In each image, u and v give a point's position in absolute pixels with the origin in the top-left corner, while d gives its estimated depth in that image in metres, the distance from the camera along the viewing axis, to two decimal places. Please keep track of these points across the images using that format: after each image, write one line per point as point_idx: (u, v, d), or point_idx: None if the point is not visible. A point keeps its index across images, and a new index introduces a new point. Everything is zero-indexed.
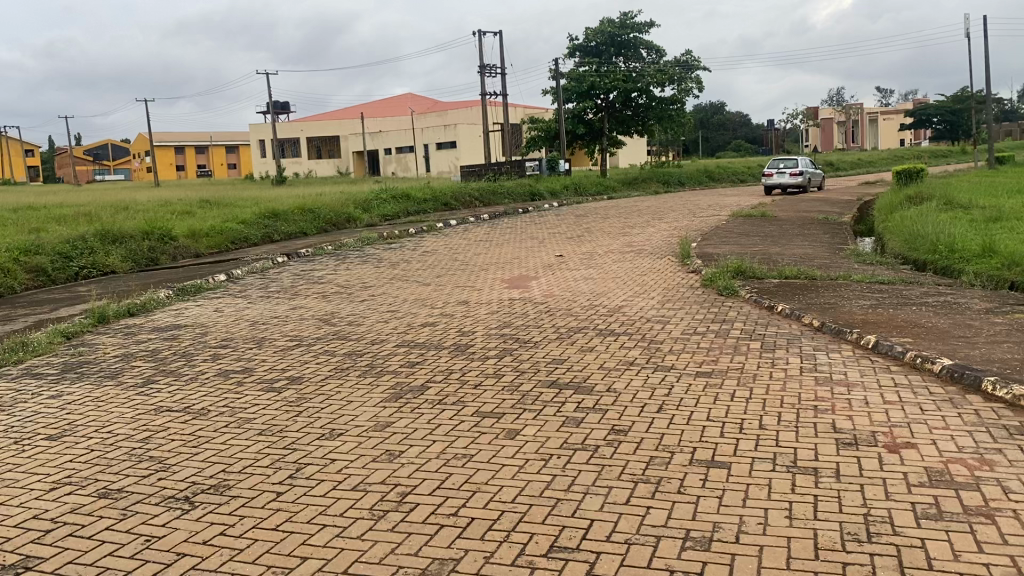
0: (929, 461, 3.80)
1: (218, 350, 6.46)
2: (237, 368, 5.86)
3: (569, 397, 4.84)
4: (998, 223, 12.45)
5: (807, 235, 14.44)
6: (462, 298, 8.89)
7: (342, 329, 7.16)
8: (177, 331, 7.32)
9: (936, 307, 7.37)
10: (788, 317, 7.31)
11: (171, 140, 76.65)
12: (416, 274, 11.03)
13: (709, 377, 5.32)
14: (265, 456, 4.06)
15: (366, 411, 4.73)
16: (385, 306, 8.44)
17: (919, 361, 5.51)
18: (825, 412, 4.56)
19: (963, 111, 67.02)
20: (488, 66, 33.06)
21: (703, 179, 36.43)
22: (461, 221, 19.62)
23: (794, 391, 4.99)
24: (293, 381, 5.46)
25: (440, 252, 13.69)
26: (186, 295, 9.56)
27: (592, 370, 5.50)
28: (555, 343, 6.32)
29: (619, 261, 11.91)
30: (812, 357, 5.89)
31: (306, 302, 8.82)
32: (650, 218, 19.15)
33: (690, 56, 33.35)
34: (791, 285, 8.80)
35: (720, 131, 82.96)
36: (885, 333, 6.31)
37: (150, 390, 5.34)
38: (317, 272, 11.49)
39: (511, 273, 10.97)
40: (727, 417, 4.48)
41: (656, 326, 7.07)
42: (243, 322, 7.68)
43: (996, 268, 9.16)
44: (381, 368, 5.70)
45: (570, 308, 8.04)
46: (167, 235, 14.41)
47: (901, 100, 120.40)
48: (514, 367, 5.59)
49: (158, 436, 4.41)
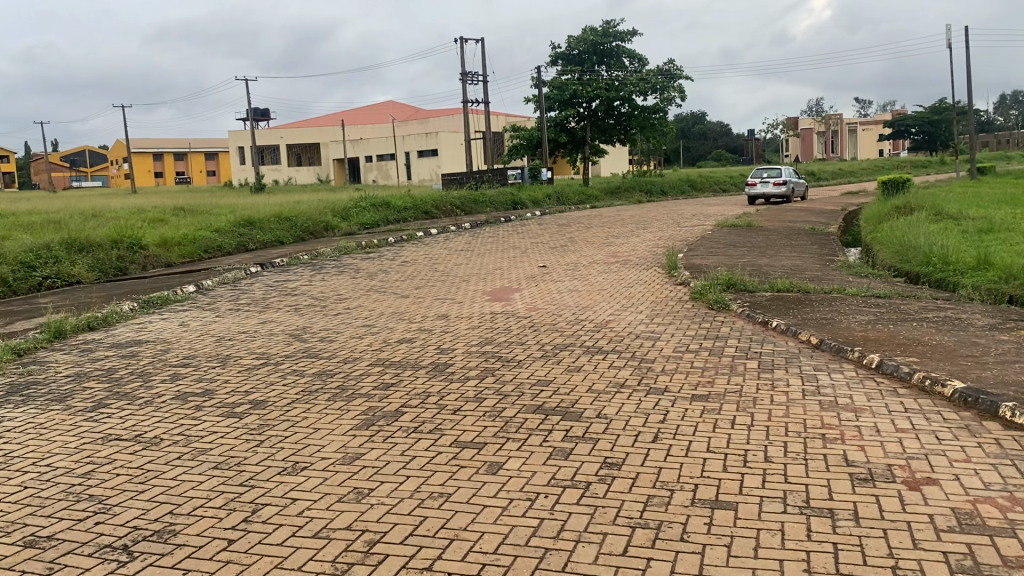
0: (954, 502, 3.44)
1: (179, 369, 6.03)
2: (196, 391, 5.41)
3: (556, 425, 4.45)
4: (990, 234, 12.20)
5: (795, 245, 14.14)
6: (441, 312, 8.49)
7: (313, 346, 6.74)
8: (137, 348, 6.87)
9: (938, 323, 7.04)
10: (785, 334, 6.96)
11: (149, 146, 75.88)
12: (393, 286, 10.62)
13: (705, 401, 4.94)
14: (218, 495, 3.64)
15: (336, 440, 4.33)
16: (361, 320, 8.02)
17: (928, 385, 5.15)
18: (835, 443, 4.20)
19: (942, 121, 67.76)
20: (470, 73, 32.68)
21: (686, 188, 36.14)
22: (441, 229, 19.27)
23: (800, 418, 4.62)
24: (256, 405, 5.03)
25: (420, 262, 13.28)
26: (151, 308, 9.10)
27: (580, 392, 5.11)
28: (540, 362, 5.94)
29: (604, 272, 11.56)
30: (814, 378, 5.52)
31: (277, 316, 8.38)
32: (635, 228, 18.83)
33: (672, 65, 33.16)
34: (784, 299, 8.47)
35: (701, 140, 83.18)
36: (888, 352, 5.98)
37: (100, 416, 4.89)
38: (290, 283, 11.05)
39: (493, 285, 10.59)
40: (729, 447, 4.11)
41: (646, 342, 6.70)
42: (208, 338, 7.24)
43: (994, 281, 8.88)
44: (354, 390, 5.29)
45: (555, 322, 7.67)
46: (137, 243, 13.94)
47: (877, 111, 121.66)
48: (496, 389, 5.19)
49: (102, 471, 3.98)
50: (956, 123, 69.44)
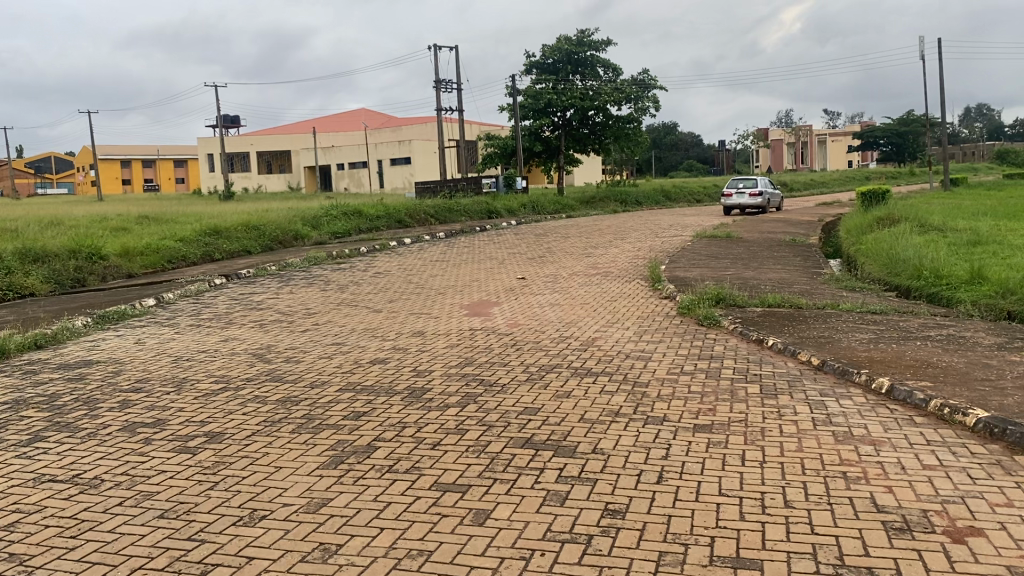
0: (1007, 558, 3.01)
1: (129, 395, 5.49)
2: (145, 421, 4.88)
3: (547, 462, 3.99)
4: (978, 247, 11.92)
5: (778, 257, 13.78)
6: (416, 328, 7.98)
7: (277, 368, 6.22)
8: (86, 370, 6.32)
9: (943, 343, 6.66)
10: (783, 354, 6.55)
11: (116, 154, 74.74)
12: (365, 299, 10.13)
13: (708, 432, 4.50)
14: (160, 554, 3.13)
15: (300, 483, 3.85)
16: (330, 338, 7.50)
17: (948, 413, 4.75)
18: (859, 483, 3.77)
19: (910, 133, 68.70)
20: (443, 81, 32.21)
21: (660, 199, 35.85)
22: (415, 239, 18.77)
23: (815, 452, 4.19)
24: (211, 439, 4.52)
25: (393, 274, 12.77)
26: (106, 323, 8.54)
27: (572, 423, 4.66)
28: (525, 387, 5.47)
29: (585, 284, 11.14)
30: (822, 406, 5.09)
31: (239, 333, 7.84)
32: (613, 238, 18.44)
33: (647, 75, 32.89)
34: (776, 315, 8.08)
35: (672, 150, 83.38)
36: (898, 376, 5.57)
37: (34, 452, 4.35)
38: (256, 296, 10.51)
39: (470, 298, 10.11)
40: (743, 489, 3.69)
41: (636, 363, 6.26)
42: (164, 358, 6.71)
43: (992, 296, 8.53)
44: (321, 421, 4.79)
45: (538, 340, 7.21)
46: (96, 253, 13.34)
47: (846, 122, 123.01)
48: (479, 419, 4.72)
49: (27, 522, 3.46)
50: (922, 135, 70.40)
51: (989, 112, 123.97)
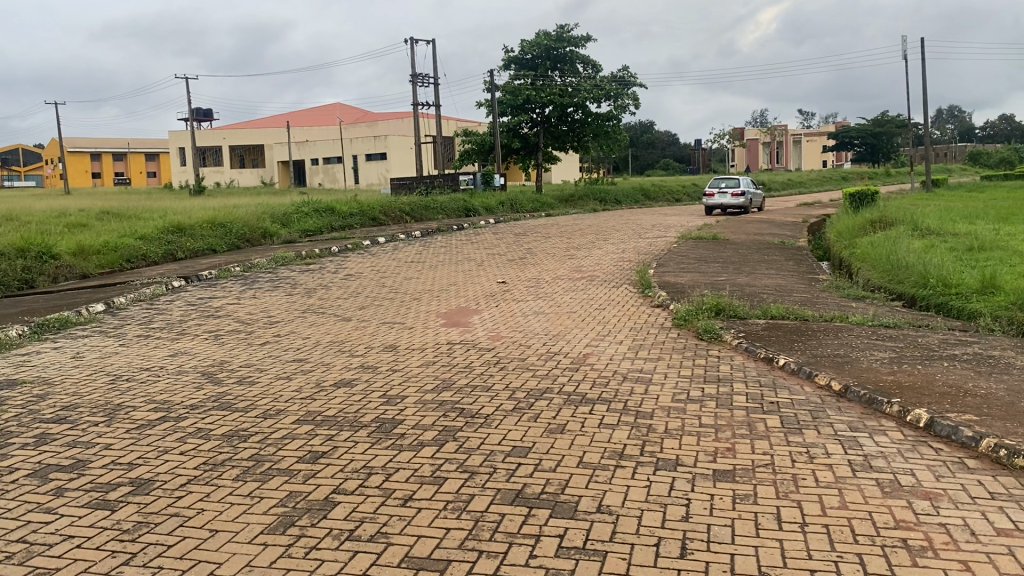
0: None
1: (49, 428, 4.68)
2: (62, 463, 4.10)
3: (543, 526, 3.27)
4: (979, 254, 11.31)
5: (769, 261, 13.12)
6: (388, 342, 7.21)
7: (227, 392, 5.43)
8: (7, 392, 5.52)
9: (974, 364, 5.99)
10: (798, 376, 5.87)
11: (85, 147, 73.26)
12: (334, 306, 9.37)
13: (731, 482, 3.80)
14: None
15: (238, 556, 3.09)
16: (291, 353, 6.71)
17: (1005, 457, 4.07)
18: (927, 556, 3.08)
19: (884, 133, 68.81)
20: (419, 75, 31.39)
21: (640, 198, 35.17)
22: (389, 237, 17.98)
23: (865, 511, 3.50)
24: (136, 490, 3.74)
25: (365, 276, 11.98)
26: (44, 333, 7.72)
27: (571, 468, 3.93)
28: (514, 418, 4.74)
29: (570, 290, 10.42)
30: (857, 445, 4.40)
31: (189, 347, 7.02)
32: (595, 239, 17.74)
33: (626, 72, 32.28)
34: (782, 328, 7.41)
35: (649, 150, 83.16)
36: (935, 406, 4.89)
37: None
38: (215, 302, 9.70)
39: (448, 305, 9.37)
40: (787, 567, 2.98)
41: (636, 388, 5.53)
42: (100, 378, 5.91)
43: (1008, 309, 7.90)
44: (271, 465, 4.02)
45: (524, 357, 6.50)
46: (47, 252, 12.46)
47: (823, 122, 123.63)
48: (459, 464, 3.99)
49: None
50: (898, 135, 70.49)
51: (961, 113, 125.21)
